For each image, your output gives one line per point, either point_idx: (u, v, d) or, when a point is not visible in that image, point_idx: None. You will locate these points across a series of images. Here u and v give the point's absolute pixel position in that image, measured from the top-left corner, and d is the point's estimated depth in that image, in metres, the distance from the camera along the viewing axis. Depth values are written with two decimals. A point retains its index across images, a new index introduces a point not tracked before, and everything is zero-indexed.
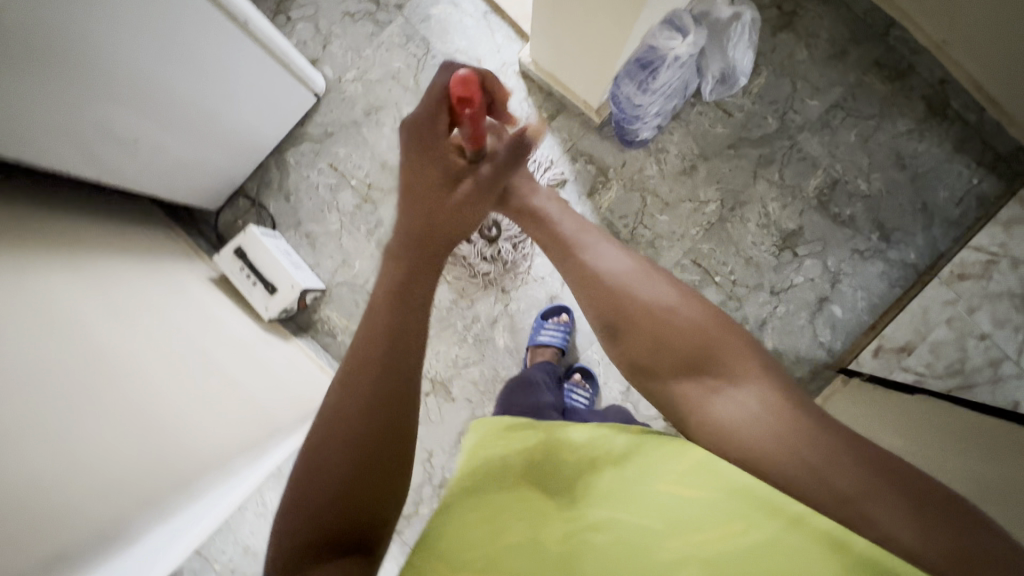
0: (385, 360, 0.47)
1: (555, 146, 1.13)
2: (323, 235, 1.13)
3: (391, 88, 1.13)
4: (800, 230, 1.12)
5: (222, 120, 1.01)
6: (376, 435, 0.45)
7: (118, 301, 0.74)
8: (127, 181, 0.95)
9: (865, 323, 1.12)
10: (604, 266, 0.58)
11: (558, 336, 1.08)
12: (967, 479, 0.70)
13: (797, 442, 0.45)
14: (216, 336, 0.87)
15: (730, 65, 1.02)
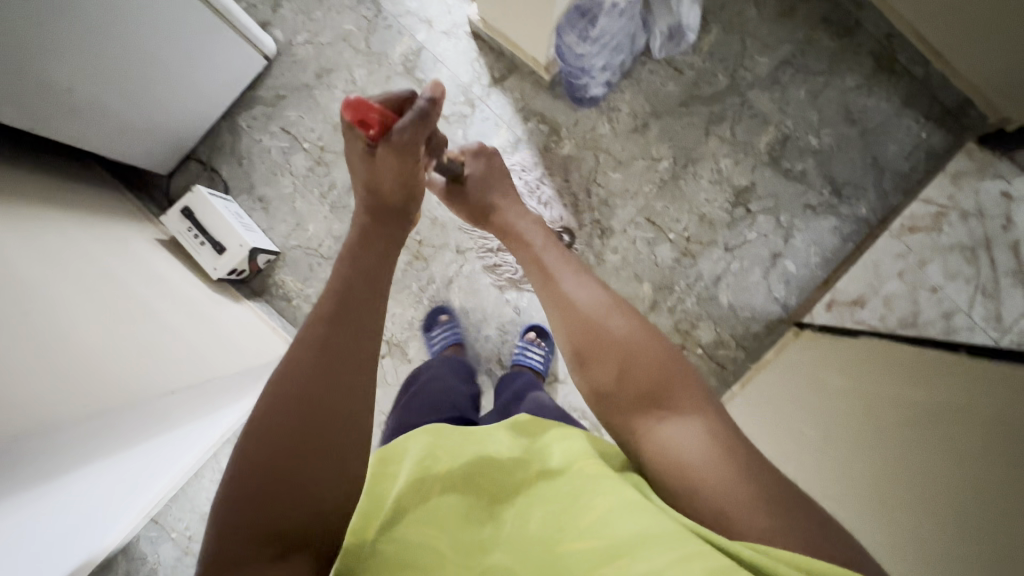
0: (307, 404, 0.42)
1: (507, 106, 1.13)
2: (277, 199, 1.14)
3: (342, 50, 1.13)
4: (752, 186, 1.12)
5: (170, 77, 0.98)
6: (315, 492, 0.41)
7: (55, 256, 0.78)
8: (71, 143, 0.94)
9: (819, 278, 1.12)
10: (580, 303, 0.58)
11: (451, 333, 1.08)
12: (917, 412, 0.72)
13: (716, 467, 0.46)
14: (163, 298, 0.90)
15: (677, 20, 1.02)
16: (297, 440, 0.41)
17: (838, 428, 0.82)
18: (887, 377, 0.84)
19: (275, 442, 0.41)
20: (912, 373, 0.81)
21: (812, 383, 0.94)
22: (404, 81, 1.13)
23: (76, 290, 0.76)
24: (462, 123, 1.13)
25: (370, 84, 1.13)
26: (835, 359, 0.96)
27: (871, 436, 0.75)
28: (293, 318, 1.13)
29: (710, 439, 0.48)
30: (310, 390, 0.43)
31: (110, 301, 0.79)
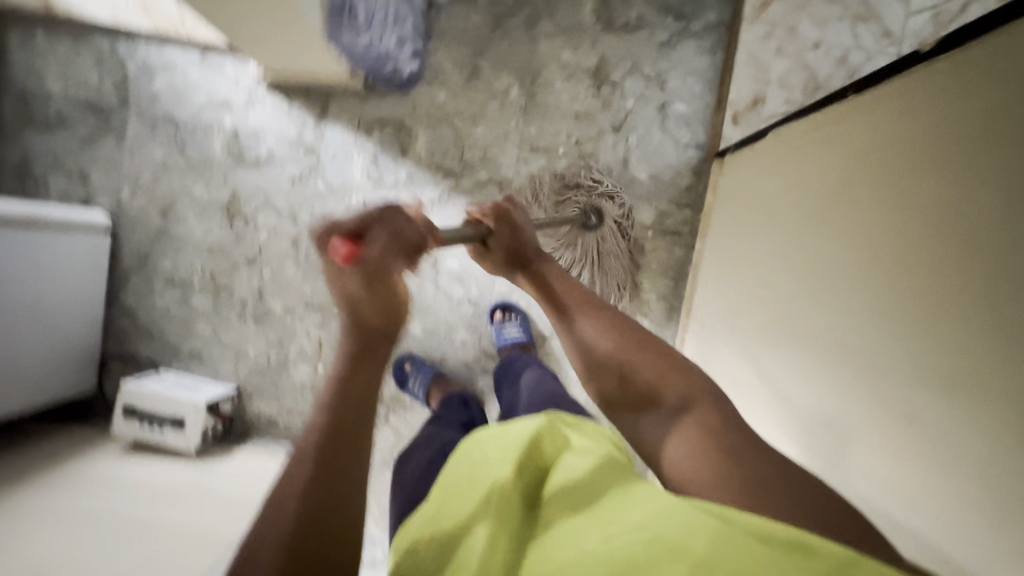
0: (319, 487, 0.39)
1: (345, 132, 1.08)
2: (205, 345, 1.11)
3: (170, 179, 1.08)
4: (603, 59, 1.08)
5: (38, 303, 0.95)
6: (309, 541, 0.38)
7: (69, 508, 0.84)
8: (11, 415, 0.92)
9: (712, 101, 1.09)
10: (592, 332, 0.65)
11: (425, 373, 1.06)
12: (849, 170, 0.66)
13: (710, 461, 0.51)
14: (177, 488, 0.94)
15: None
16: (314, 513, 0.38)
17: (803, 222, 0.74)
18: (829, 138, 0.74)
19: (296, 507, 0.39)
20: (846, 117, 0.71)
21: (753, 202, 0.92)
22: (241, 170, 1.08)
23: (103, 523, 0.82)
24: (316, 173, 1.09)
25: (213, 193, 1.09)
26: (782, 154, 0.87)
27: (832, 218, 0.67)
28: (289, 436, 1.11)
29: (697, 438, 0.53)
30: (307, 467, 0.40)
31: (130, 516, 0.84)
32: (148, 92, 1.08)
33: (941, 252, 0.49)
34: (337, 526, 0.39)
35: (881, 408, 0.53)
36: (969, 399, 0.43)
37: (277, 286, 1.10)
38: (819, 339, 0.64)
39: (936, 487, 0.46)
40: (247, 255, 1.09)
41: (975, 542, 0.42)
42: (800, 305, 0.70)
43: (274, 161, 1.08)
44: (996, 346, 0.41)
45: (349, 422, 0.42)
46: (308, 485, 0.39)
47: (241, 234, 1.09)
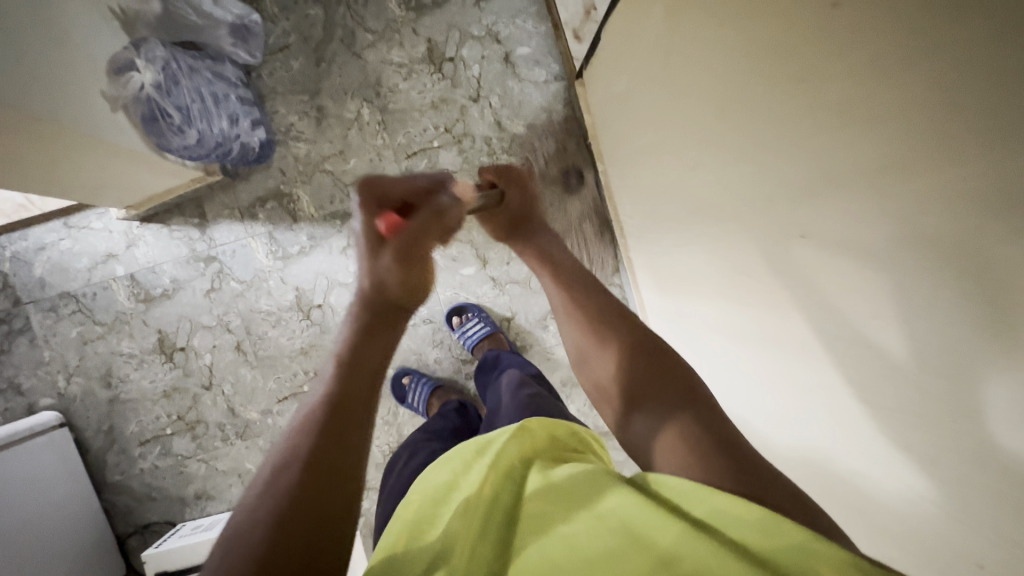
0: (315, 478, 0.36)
1: (233, 225, 1.07)
2: (208, 482, 1.10)
3: (96, 348, 1.07)
4: (431, 41, 1.07)
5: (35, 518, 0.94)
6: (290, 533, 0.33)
7: None
8: None
9: (549, 30, 1.08)
10: (576, 324, 0.57)
11: (422, 387, 1.06)
12: (674, 33, 0.63)
13: (679, 454, 0.41)
14: None
15: (236, 17, 0.95)
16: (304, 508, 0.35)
17: (666, 99, 0.71)
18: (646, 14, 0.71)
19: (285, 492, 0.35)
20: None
21: (619, 108, 0.91)
22: (156, 309, 1.07)
23: None
24: (226, 277, 1.08)
25: (141, 342, 1.07)
26: (620, 49, 0.84)
27: (682, 80, 0.64)
28: None
29: (688, 450, 0.41)
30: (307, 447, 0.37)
31: None
32: (34, 281, 1.06)
33: (760, 56, 0.46)
34: (330, 506, 0.36)
35: (789, 243, 0.49)
36: (841, 186, 0.40)
37: (243, 396, 1.09)
38: (726, 200, 0.61)
39: (855, 292, 0.42)
40: (201, 381, 1.08)
41: (905, 331, 0.38)
42: (699, 176, 0.67)
43: (181, 286, 1.07)
44: (870, 170, 0.36)
45: (353, 396, 0.40)
46: (313, 455, 0.37)
47: (187, 366, 1.08)
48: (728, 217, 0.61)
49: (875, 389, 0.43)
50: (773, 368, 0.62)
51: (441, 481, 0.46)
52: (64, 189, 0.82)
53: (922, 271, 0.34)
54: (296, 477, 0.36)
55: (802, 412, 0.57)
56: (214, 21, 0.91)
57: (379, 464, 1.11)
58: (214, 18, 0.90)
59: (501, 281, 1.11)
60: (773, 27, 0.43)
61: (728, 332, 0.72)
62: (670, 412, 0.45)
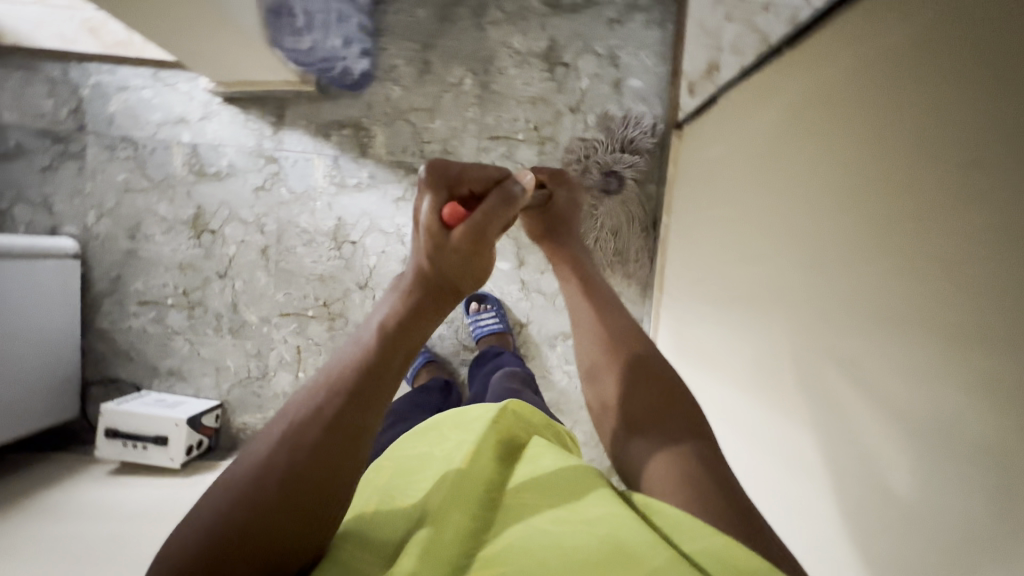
0: (316, 462, 0.35)
1: (304, 137, 1.09)
2: (185, 362, 1.11)
3: (134, 200, 1.09)
4: (553, 41, 1.08)
5: (22, 331, 0.96)
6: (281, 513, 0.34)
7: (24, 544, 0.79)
8: None
9: (666, 75, 1.09)
10: (592, 337, 0.54)
11: (418, 355, 1.07)
12: (787, 127, 0.64)
13: (676, 488, 0.40)
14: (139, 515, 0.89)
15: None
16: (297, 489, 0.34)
17: (754, 182, 0.72)
18: (778, 95, 0.68)
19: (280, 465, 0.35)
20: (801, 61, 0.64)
21: (704, 168, 0.92)
22: (203, 185, 1.09)
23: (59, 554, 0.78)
24: (279, 181, 1.09)
25: (178, 209, 1.09)
26: (734, 119, 0.83)
27: (775, 175, 0.66)
28: None
29: (683, 479, 0.41)
30: (320, 422, 0.36)
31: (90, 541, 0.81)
32: (105, 115, 1.08)
33: (863, 188, 0.46)
34: (327, 490, 0.35)
35: (825, 367, 0.49)
36: (911, 336, 0.39)
37: (250, 297, 1.10)
38: (787, 305, 0.58)
39: (886, 440, 0.41)
40: (217, 269, 1.10)
41: (941, 506, 0.36)
42: (764, 269, 0.65)
43: (235, 174, 1.09)
44: (938, 340, 0.36)
45: (401, 344, 0.41)
46: (334, 416, 0.37)
47: (210, 249, 1.09)
48: (780, 318, 0.59)
49: (858, 531, 0.44)
50: (777, 481, 0.60)
51: (414, 453, 0.48)
52: (158, 37, 0.82)
53: (969, 457, 0.33)
54: (306, 448, 0.35)
55: (787, 533, 0.56)
56: None
57: None
58: None
59: (529, 286, 1.11)
60: (881, 169, 0.44)
61: (739, 429, 0.70)
62: (672, 440, 0.44)
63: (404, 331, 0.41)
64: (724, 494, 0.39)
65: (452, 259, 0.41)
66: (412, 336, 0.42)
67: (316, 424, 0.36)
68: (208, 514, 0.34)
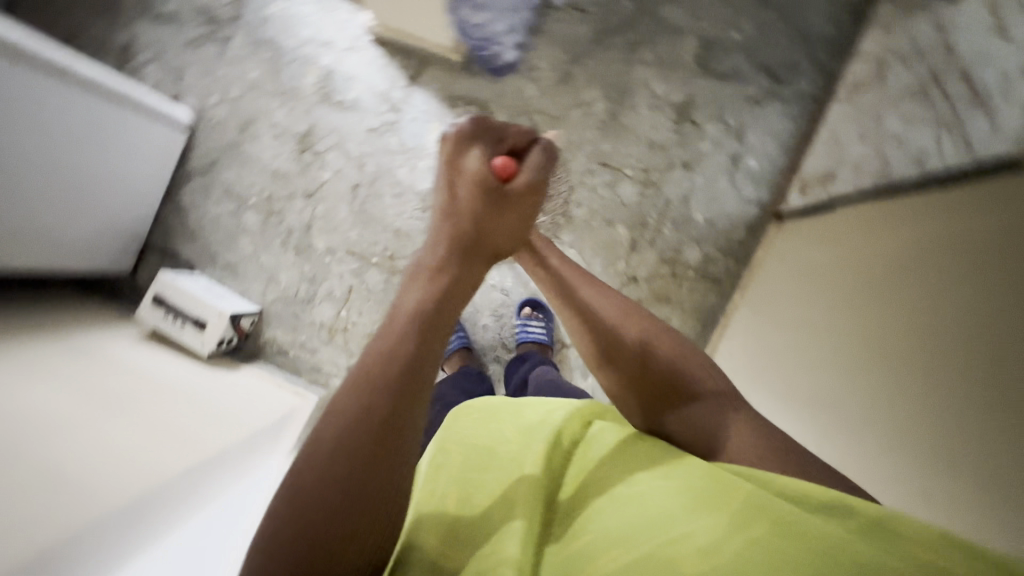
0: (376, 449, 0.35)
1: (431, 99, 1.12)
2: (243, 261, 1.13)
3: (256, 98, 1.12)
4: (690, 98, 1.11)
5: (118, 179, 1.00)
6: (359, 512, 0.35)
7: (53, 366, 0.79)
8: (55, 267, 0.96)
9: (783, 167, 1.11)
10: (599, 311, 0.53)
11: (455, 339, 1.08)
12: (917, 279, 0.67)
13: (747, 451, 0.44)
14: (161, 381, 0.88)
15: None
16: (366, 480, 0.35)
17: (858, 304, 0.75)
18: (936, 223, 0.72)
19: (343, 468, 0.35)
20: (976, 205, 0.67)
21: (807, 265, 0.94)
22: (324, 108, 1.12)
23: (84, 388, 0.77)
24: (393, 130, 1.12)
25: (293, 122, 1.12)
26: (857, 229, 0.88)
27: (886, 314, 0.69)
28: (296, 368, 1.13)
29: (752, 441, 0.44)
30: (373, 413, 0.36)
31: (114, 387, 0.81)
32: (262, 13, 1.12)
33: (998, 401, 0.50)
34: (389, 474, 0.36)
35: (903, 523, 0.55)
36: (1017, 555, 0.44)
37: (325, 224, 1.12)
38: (856, 405, 0.67)
39: None
40: (306, 188, 1.12)
41: None
42: (840, 366, 0.73)
43: (357, 109, 1.12)
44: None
45: (443, 317, 0.41)
46: (388, 408, 0.36)
47: (307, 167, 1.12)
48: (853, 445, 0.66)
49: None
50: None
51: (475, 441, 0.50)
52: None
53: None
54: (366, 439, 0.35)
55: None
56: None
57: None
58: None
59: None
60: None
61: None
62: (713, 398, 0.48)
63: (448, 294, 0.42)
64: (790, 451, 0.44)
65: (496, 214, 0.46)
66: (457, 298, 0.43)
67: (367, 415, 0.36)
68: (280, 531, 0.34)
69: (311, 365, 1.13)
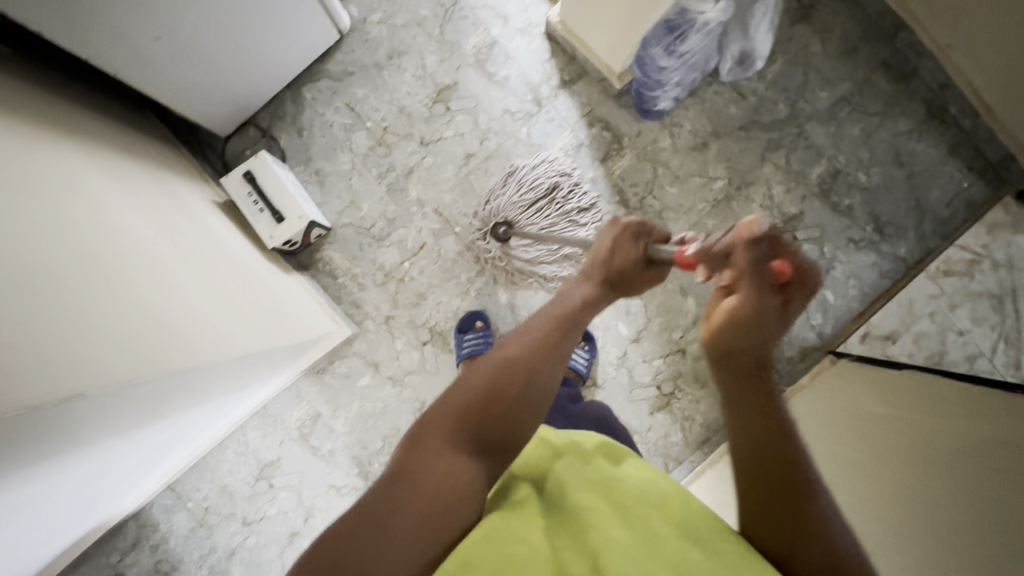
0: (481, 403, 0.52)
1: (573, 109, 1.13)
2: (334, 174, 1.12)
3: (416, 34, 1.12)
4: (801, 214, 1.15)
5: (260, 48, 0.99)
6: (460, 444, 0.50)
7: (140, 193, 0.78)
8: (168, 101, 0.94)
9: (855, 311, 1.15)
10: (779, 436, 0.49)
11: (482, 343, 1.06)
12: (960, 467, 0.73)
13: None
14: (223, 248, 0.88)
15: (751, 45, 1.05)
16: (469, 425, 0.51)
17: (907, 472, 0.81)
18: (965, 422, 0.80)
19: (465, 413, 0.51)
20: (1008, 415, 0.74)
21: (850, 406, 1.00)
22: (474, 72, 1.13)
23: (164, 226, 0.77)
24: (527, 121, 1.13)
25: (440, 71, 1.13)
26: (920, 396, 0.92)
27: (930, 490, 0.75)
28: (338, 296, 1.11)
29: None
30: (493, 378, 0.53)
31: (190, 238, 0.80)
32: None
33: None
34: (481, 431, 0.51)
35: None
36: None
37: (426, 176, 1.12)
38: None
39: None
40: (424, 136, 1.12)
41: None
42: (877, 527, 0.79)
43: (503, 86, 1.13)
44: None
45: (562, 327, 0.58)
46: (499, 379, 0.53)
47: (433, 117, 1.12)
48: None
49: None
50: None
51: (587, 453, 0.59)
52: None
53: None
54: (483, 393, 0.52)
55: None
56: (747, 25, 1.01)
57: (413, 324, 1.11)
58: (749, 20, 1.00)
59: (626, 362, 1.13)
60: None
61: None
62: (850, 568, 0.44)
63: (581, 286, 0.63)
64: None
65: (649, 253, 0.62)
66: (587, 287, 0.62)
67: (496, 376, 0.53)
68: (420, 420, 0.53)
69: (351, 299, 1.11)
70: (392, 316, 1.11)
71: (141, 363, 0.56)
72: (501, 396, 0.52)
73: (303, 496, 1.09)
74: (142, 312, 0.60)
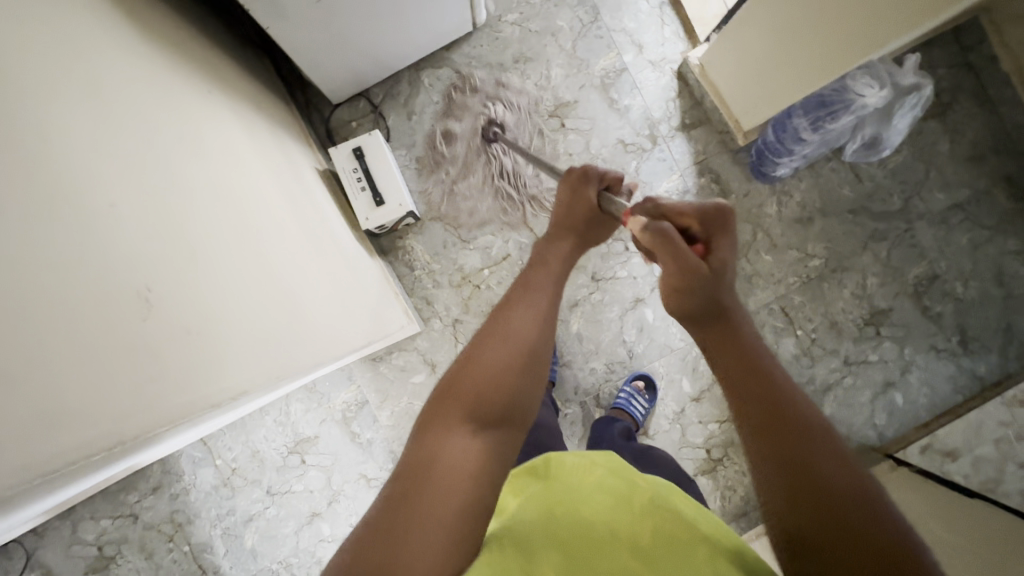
0: (476, 343, 0.49)
1: (686, 154, 1.10)
2: (434, 165, 1.10)
3: (548, 44, 1.10)
4: (889, 311, 1.12)
5: (400, 27, 0.96)
6: (465, 393, 0.45)
7: (269, 159, 0.76)
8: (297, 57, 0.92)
9: (920, 420, 1.11)
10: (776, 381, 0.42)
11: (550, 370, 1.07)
12: None
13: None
14: (325, 225, 0.84)
15: (885, 134, 1.01)
16: (459, 374, 0.46)
17: None
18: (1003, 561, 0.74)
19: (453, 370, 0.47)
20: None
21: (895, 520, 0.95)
22: (597, 94, 1.10)
23: (283, 195, 0.74)
24: (639, 155, 1.10)
25: (563, 86, 1.10)
26: (970, 524, 0.86)
27: None
28: (411, 288, 1.09)
29: None
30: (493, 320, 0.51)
31: (302, 213, 0.77)
32: None
33: None
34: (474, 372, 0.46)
35: None
36: None
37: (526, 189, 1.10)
38: None
39: None
40: (531, 147, 1.09)
41: None
42: None
43: (623, 115, 1.10)
44: None
45: (537, 285, 0.56)
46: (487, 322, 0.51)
47: (546, 131, 1.10)
48: None
49: None
50: None
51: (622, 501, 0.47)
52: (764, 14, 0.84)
53: None
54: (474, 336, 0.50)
55: None
56: (891, 113, 0.97)
57: None
58: (896, 109, 0.96)
59: (681, 420, 1.10)
60: None
61: None
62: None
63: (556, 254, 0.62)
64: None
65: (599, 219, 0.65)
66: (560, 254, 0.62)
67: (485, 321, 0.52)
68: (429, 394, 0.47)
69: (423, 294, 1.09)
70: (460, 320, 1.09)
71: (254, 360, 0.53)
72: (487, 330, 0.50)
73: (332, 479, 1.08)
74: (255, 287, 0.57)
